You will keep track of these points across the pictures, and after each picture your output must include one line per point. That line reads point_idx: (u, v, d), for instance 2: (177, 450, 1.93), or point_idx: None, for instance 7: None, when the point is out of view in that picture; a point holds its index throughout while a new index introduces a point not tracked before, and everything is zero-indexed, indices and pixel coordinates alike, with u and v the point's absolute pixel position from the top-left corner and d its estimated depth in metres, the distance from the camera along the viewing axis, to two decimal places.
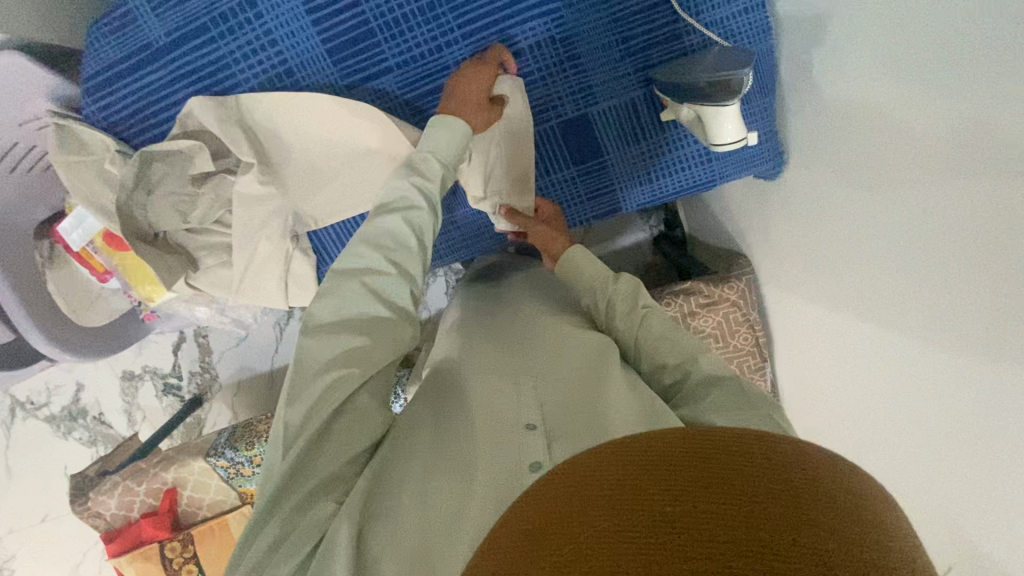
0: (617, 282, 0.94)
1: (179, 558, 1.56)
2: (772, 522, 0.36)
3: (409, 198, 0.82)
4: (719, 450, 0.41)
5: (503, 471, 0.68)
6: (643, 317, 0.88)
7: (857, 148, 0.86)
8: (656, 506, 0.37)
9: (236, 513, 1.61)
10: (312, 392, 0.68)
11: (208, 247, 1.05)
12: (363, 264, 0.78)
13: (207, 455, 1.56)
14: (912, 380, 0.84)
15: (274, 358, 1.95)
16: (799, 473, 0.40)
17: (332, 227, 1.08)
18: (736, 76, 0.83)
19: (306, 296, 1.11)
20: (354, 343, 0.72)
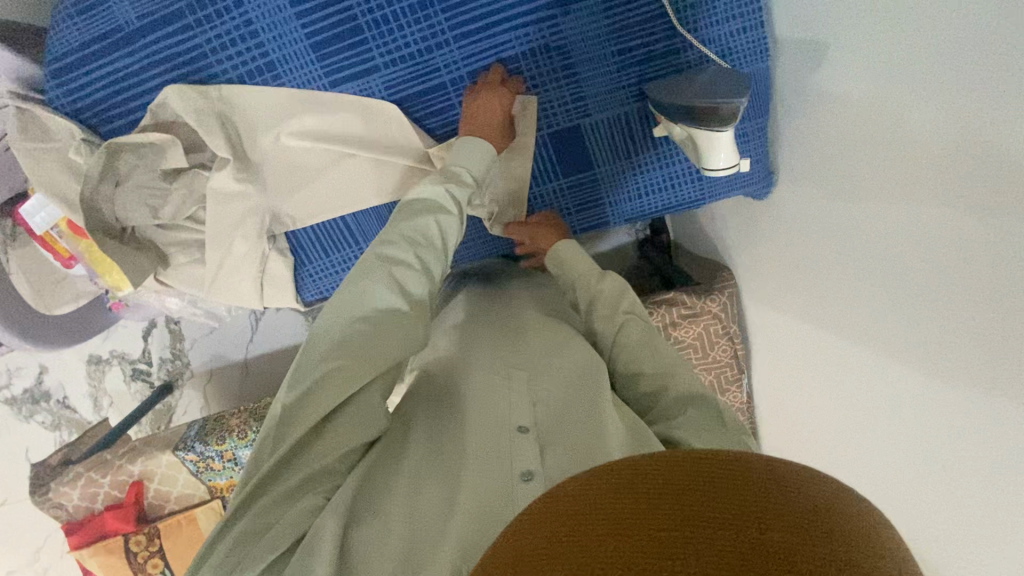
0: (603, 280, 0.93)
1: (145, 552, 1.53)
2: (764, 542, 0.38)
3: (441, 203, 0.81)
4: (717, 472, 0.44)
5: (494, 473, 0.67)
6: (624, 323, 0.88)
7: (847, 177, 0.86)
8: (656, 526, 0.40)
9: (205, 507, 1.57)
10: (317, 376, 0.65)
11: (180, 242, 1.00)
12: (391, 253, 0.74)
13: (176, 448, 1.53)
14: (886, 408, 0.85)
15: (248, 348, 1.90)
16: (798, 493, 0.42)
17: (312, 228, 1.04)
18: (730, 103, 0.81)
19: (282, 297, 1.08)
20: (373, 331, 0.68)
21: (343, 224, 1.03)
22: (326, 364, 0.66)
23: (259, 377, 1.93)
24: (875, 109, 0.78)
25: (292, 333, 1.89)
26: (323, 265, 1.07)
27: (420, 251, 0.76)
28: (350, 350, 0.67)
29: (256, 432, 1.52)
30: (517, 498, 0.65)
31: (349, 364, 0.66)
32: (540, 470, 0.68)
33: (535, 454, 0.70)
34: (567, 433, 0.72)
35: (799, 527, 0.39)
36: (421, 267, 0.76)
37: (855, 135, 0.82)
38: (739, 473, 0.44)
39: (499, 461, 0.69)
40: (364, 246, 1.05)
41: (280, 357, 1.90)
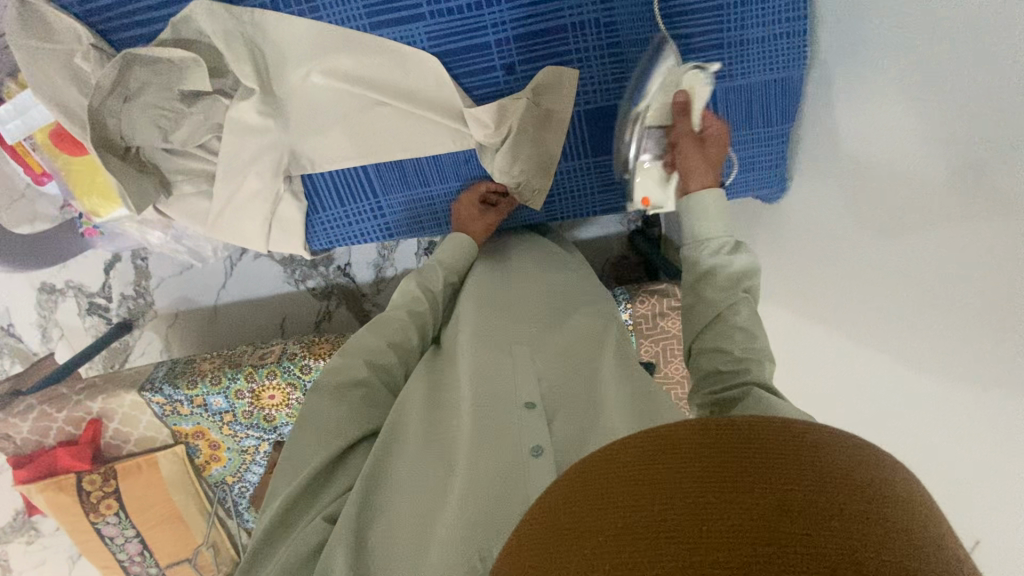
0: (732, 254, 0.73)
1: (98, 492, 1.47)
2: (808, 512, 0.34)
3: (418, 296, 0.93)
4: (752, 437, 0.39)
5: (501, 453, 0.67)
6: (736, 306, 0.72)
7: (851, 194, 0.89)
8: (685, 497, 0.36)
9: (168, 451, 1.52)
10: (304, 460, 0.72)
11: (186, 171, 0.95)
12: (368, 344, 0.85)
13: (141, 388, 1.45)
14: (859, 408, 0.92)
15: (220, 294, 1.82)
16: (839, 459, 0.38)
17: (330, 174, 1.00)
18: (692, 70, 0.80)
19: (288, 242, 1.04)
20: (354, 411, 0.78)
21: (362, 174, 1.01)
22: (310, 450, 0.72)
23: (230, 324, 1.86)
24: (888, 133, 0.81)
25: (269, 282, 1.81)
26: (337, 215, 1.05)
27: (395, 343, 0.87)
28: (326, 442, 0.74)
29: (230, 378, 1.47)
30: (529, 472, 0.64)
31: (325, 446, 0.73)
32: (549, 441, 0.68)
33: (544, 426, 0.69)
34: (572, 405, 0.73)
35: (838, 491, 0.36)
36: (397, 356, 0.86)
37: (865, 153, 0.85)
38: (778, 434, 0.39)
39: (503, 440, 0.68)
40: (382, 200, 1.04)
41: (254, 304, 1.84)
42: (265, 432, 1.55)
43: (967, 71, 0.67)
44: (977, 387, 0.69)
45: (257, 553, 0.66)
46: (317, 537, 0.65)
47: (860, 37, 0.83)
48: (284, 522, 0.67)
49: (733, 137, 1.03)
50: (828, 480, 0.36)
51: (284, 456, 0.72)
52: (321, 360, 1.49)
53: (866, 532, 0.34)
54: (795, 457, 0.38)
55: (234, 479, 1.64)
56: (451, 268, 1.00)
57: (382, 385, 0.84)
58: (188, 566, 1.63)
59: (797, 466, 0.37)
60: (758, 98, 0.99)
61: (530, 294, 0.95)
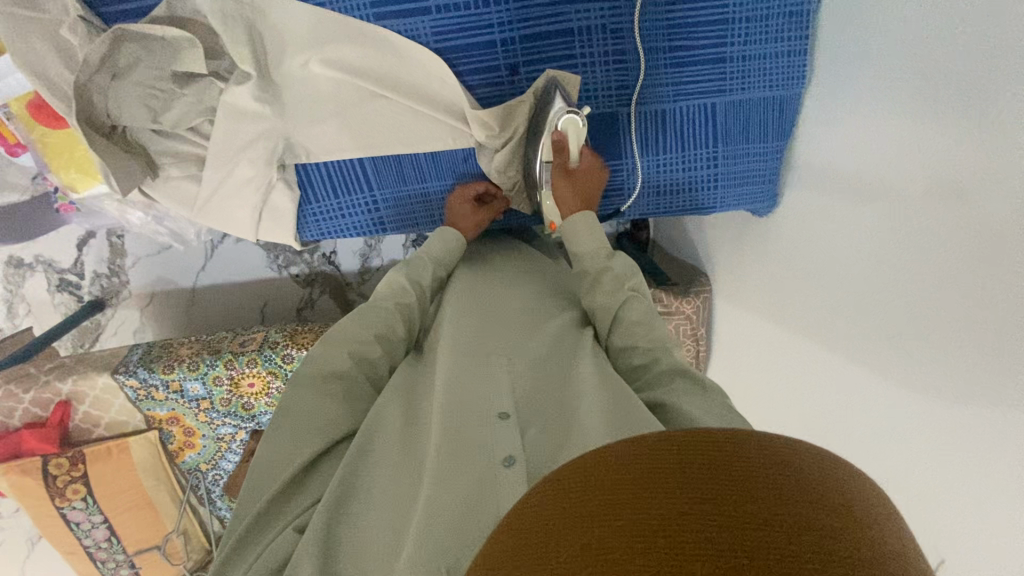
0: (610, 260, 0.88)
1: (65, 476, 1.42)
2: (769, 527, 0.35)
3: (407, 288, 0.93)
4: (720, 453, 0.40)
5: (471, 465, 0.65)
6: (627, 300, 0.83)
7: (839, 214, 0.92)
8: (649, 509, 0.36)
9: (140, 437, 1.48)
10: (279, 464, 0.71)
11: (175, 154, 0.92)
12: (354, 335, 0.84)
13: (115, 371, 1.41)
14: (839, 420, 0.95)
15: (199, 276, 1.77)
16: (802, 474, 0.39)
17: (326, 165, 0.98)
18: (569, 115, 0.85)
19: (279, 231, 1.02)
20: (333, 410, 0.77)
21: (357, 167, 0.99)
22: (283, 456, 0.72)
23: (208, 308, 1.81)
24: (874, 159, 0.83)
25: (249, 267, 1.77)
26: (329, 206, 1.03)
27: (382, 334, 0.86)
28: (303, 447, 0.73)
29: (209, 365, 1.44)
30: (500, 485, 0.63)
31: (301, 450, 0.72)
32: (522, 452, 0.66)
33: (517, 438, 0.68)
34: (547, 413, 0.72)
35: (798, 506, 0.36)
36: (382, 349, 0.85)
37: (852, 176, 0.88)
38: (744, 451, 0.40)
39: (477, 448, 0.67)
40: (376, 194, 1.02)
41: (234, 289, 1.80)
42: (243, 420, 1.53)
43: (953, 106, 0.69)
44: (951, 406, 0.73)
45: (227, 565, 0.64)
46: (286, 548, 0.63)
47: (858, 63, 0.85)
48: (256, 532, 0.66)
49: (729, 151, 1.04)
50: (793, 512, 0.36)
51: (255, 463, 0.71)
52: (304, 350, 1.46)
53: (824, 547, 0.35)
54: (758, 472, 0.38)
55: (208, 466, 1.61)
56: (439, 260, 0.99)
57: (369, 383, 0.84)
58: (157, 553, 1.60)
59: (762, 496, 0.37)
60: (757, 114, 1.00)
61: (512, 306, 0.95)
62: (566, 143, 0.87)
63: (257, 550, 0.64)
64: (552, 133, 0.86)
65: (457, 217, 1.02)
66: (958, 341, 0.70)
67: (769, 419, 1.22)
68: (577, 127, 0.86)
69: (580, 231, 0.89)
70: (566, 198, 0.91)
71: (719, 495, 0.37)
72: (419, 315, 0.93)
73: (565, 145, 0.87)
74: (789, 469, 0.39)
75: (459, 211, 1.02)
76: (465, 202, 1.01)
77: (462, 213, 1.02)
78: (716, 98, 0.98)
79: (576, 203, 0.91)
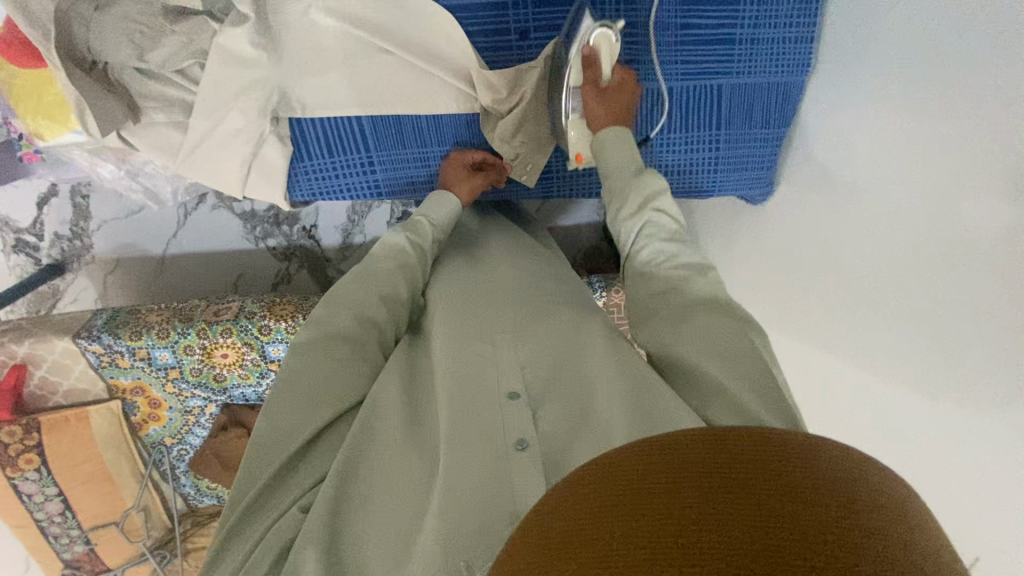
0: (635, 177, 0.83)
1: (17, 445, 1.34)
2: (815, 517, 0.34)
3: (404, 250, 0.90)
4: (761, 441, 0.39)
5: (482, 448, 0.65)
6: (648, 220, 0.80)
7: (858, 208, 0.95)
8: (691, 491, 0.36)
9: (101, 406, 1.41)
10: (280, 439, 0.69)
11: (161, 98, 0.88)
12: (359, 297, 0.82)
13: (76, 335, 1.33)
14: (857, 401, 0.98)
15: (169, 243, 1.65)
16: (842, 470, 0.38)
17: (321, 120, 0.95)
18: (601, 29, 0.82)
19: (269, 189, 0.98)
20: (336, 377, 0.74)
21: (355, 125, 0.96)
22: (285, 428, 0.70)
23: (178, 278, 1.70)
24: (890, 160, 0.88)
25: (224, 237, 1.67)
26: (323, 165, 1.00)
27: (386, 296, 0.84)
28: (305, 421, 0.70)
29: (180, 333, 1.37)
30: (512, 469, 0.63)
31: (304, 424, 0.70)
32: (534, 436, 0.66)
33: (528, 421, 0.68)
34: (558, 397, 0.72)
35: (842, 501, 0.35)
36: (387, 312, 0.83)
37: (873, 175, 0.92)
38: (785, 442, 0.39)
39: (488, 433, 0.67)
40: (372, 154, 1.00)
41: (206, 259, 1.69)
42: (214, 392, 1.47)
43: None
44: (968, 373, 0.77)
45: (228, 540, 0.64)
46: (291, 529, 0.63)
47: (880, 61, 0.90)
48: (258, 509, 0.66)
49: (731, 134, 1.08)
50: (841, 493, 0.36)
51: (255, 433, 0.69)
52: (282, 322, 1.40)
53: (867, 539, 0.34)
54: (800, 462, 0.38)
55: (173, 441, 1.54)
56: (439, 226, 0.96)
57: (376, 346, 0.81)
58: (115, 530, 1.51)
59: (817, 494, 0.35)
60: (760, 98, 1.05)
61: (517, 278, 0.92)
62: (596, 58, 0.84)
63: (262, 527, 0.64)
64: (583, 45, 0.82)
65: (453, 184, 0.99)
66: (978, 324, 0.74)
67: None
68: (609, 42, 0.83)
69: (609, 145, 0.85)
70: (596, 116, 0.87)
71: (767, 474, 0.36)
72: (421, 278, 0.91)
73: (595, 60, 0.84)
74: (829, 453, 0.39)
75: (454, 178, 0.99)
76: (461, 168, 0.99)
77: (457, 179, 0.99)
78: (723, 80, 1.03)
79: (608, 121, 0.87)
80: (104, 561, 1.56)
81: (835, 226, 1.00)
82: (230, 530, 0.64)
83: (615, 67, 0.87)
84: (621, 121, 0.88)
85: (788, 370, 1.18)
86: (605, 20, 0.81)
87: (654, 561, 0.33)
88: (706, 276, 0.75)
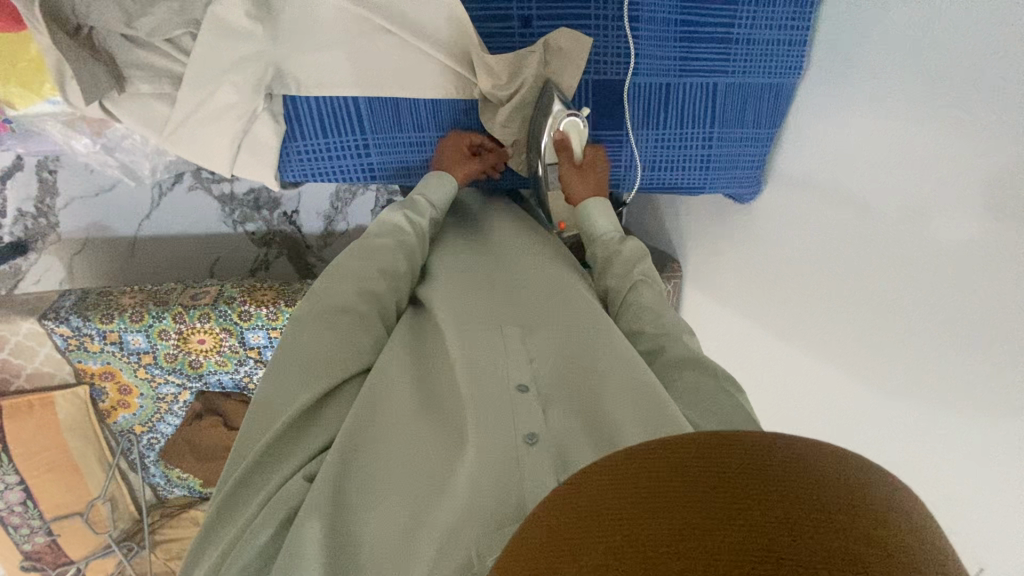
0: (623, 242, 0.91)
1: None
2: (845, 534, 0.34)
3: (400, 227, 0.91)
4: (796, 454, 0.38)
5: (494, 436, 0.65)
6: (636, 285, 0.86)
7: (843, 205, 0.99)
8: (729, 485, 0.36)
9: (67, 391, 1.34)
10: (282, 405, 0.68)
11: (147, 68, 0.85)
12: (362, 270, 0.84)
13: (43, 317, 1.26)
14: (842, 393, 1.02)
15: (143, 224, 1.56)
16: (872, 489, 0.38)
17: (316, 100, 0.93)
18: (570, 118, 0.93)
19: (259, 168, 0.96)
20: (339, 345, 0.75)
21: (351, 106, 0.94)
22: (288, 396, 0.69)
23: (153, 261, 1.62)
24: (885, 158, 0.91)
25: (200, 219, 1.60)
26: (317, 145, 0.97)
27: (387, 270, 0.86)
28: (308, 389, 0.70)
29: (155, 316, 1.32)
30: (523, 462, 0.63)
31: (305, 388, 0.69)
32: (543, 431, 0.67)
33: (537, 414, 0.68)
34: (566, 392, 0.73)
35: (873, 520, 0.35)
36: (387, 283, 0.85)
37: (851, 175, 0.98)
38: (818, 456, 0.39)
39: (500, 423, 0.67)
40: (369, 137, 0.98)
41: (181, 242, 1.62)
42: (189, 378, 1.42)
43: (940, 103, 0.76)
44: (961, 366, 0.81)
45: (224, 512, 0.63)
46: (296, 495, 0.63)
47: (869, 63, 0.93)
48: (257, 479, 0.64)
49: (724, 133, 1.10)
50: (872, 512, 0.36)
51: (259, 399, 0.68)
52: (263, 307, 1.36)
53: (892, 557, 0.34)
54: (833, 478, 0.37)
55: (144, 429, 1.48)
56: (437, 206, 0.97)
57: (377, 318, 0.82)
58: (80, 520, 1.46)
59: (847, 508, 0.35)
60: (753, 98, 1.08)
61: (524, 271, 0.93)
62: (568, 141, 0.94)
63: (259, 499, 0.62)
64: (555, 132, 0.93)
65: (446, 159, 0.98)
66: (968, 319, 0.80)
67: (754, 397, 1.27)
68: (578, 129, 0.94)
69: (596, 215, 0.95)
70: (578, 187, 0.98)
71: (792, 484, 0.36)
72: (418, 253, 0.92)
73: (567, 143, 0.95)
74: (865, 474, 0.39)
75: (449, 155, 0.98)
76: (461, 146, 0.98)
77: (453, 157, 0.98)
78: (718, 79, 1.05)
79: (587, 193, 0.97)
80: (67, 553, 1.50)
81: (822, 222, 1.04)
82: (226, 499, 0.63)
83: (588, 147, 0.98)
84: (598, 190, 0.98)
85: (768, 364, 1.21)
86: (571, 111, 0.92)
87: (689, 537, 0.34)
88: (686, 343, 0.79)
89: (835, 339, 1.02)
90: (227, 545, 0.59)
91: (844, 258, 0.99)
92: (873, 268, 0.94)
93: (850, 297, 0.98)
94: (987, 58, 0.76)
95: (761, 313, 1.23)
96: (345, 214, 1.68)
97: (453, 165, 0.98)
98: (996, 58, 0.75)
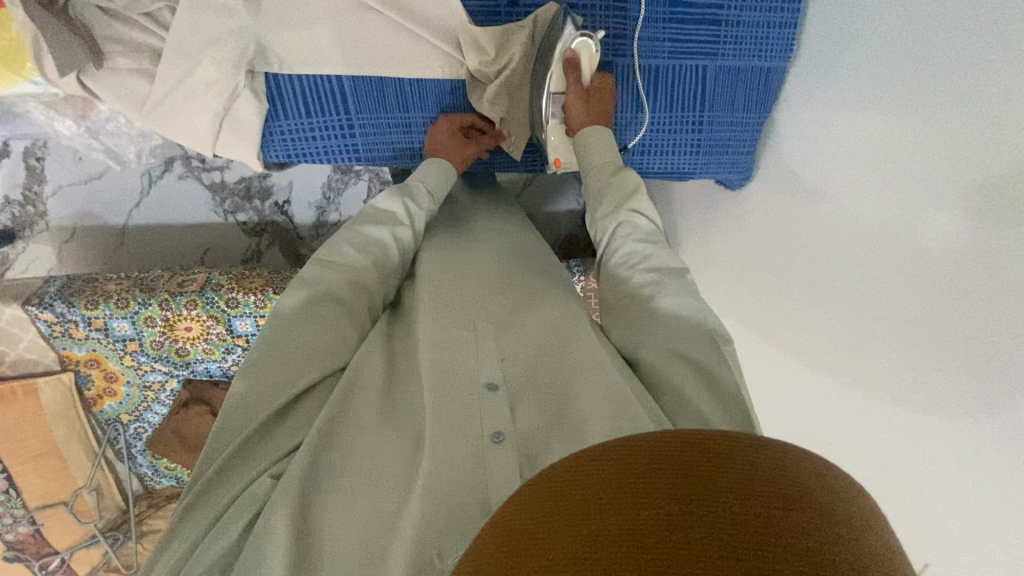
0: (614, 176, 0.89)
1: None
2: (786, 532, 0.33)
3: (396, 216, 0.90)
4: (747, 450, 0.38)
5: (460, 435, 0.64)
6: (624, 223, 0.85)
7: (831, 191, 0.98)
8: (682, 480, 0.35)
9: (51, 378, 1.33)
10: (258, 402, 0.68)
11: (126, 43, 0.84)
12: (350, 262, 0.83)
13: (26, 302, 1.25)
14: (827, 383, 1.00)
15: (131, 213, 1.55)
16: (823, 489, 0.37)
17: (299, 78, 0.92)
18: (583, 37, 0.89)
19: (242, 148, 0.94)
20: (317, 341, 0.74)
21: (335, 84, 0.93)
22: (262, 396, 0.68)
23: (141, 251, 1.60)
24: (871, 146, 0.90)
25: (189, 210, 1.59)
26: (301, 125, 0.96)
27: (380, 263, 0.86)
28: (284, 388, 0.70)
29: (141, 303, 1.31)
30: (487, 462, 0.62)
31: (285, 385, 0.70)
32: (510, 429, 0.66)
33: (506, 413, 0.68)
34: (538, 391, 0.72)
35: (820, 518, 0.34)
36: (378, 275, 0.85)
37: (840, 160, 0.96)
38: (773, 453, 0.38)
39: (467, 422, 0.66)
40: (353, 117, 0.97)
41: (170, 232, 1.60)
42: (175, 367, 1.41)
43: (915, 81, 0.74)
44: (935, 356, 0.79)
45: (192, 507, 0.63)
46: (262, 495, 0.62)
47: (857, 50, 0.92)
48: (225, 477, 0.64)
49: (714, 117, 1.09)
50: (819, 508, 0.35)
51: (232, 394, 0.67)
52: (250, 295, 1.35)
53: (836, 556, 0.33)
54: (783, 475, 0.36)
55: (130, 418, 1.47)
56: (437, 196, 0.96)
57: (367, 311, 0.83)
58: (64, 509, 1.44)
59: (794, 503, 0.35)
60: (743, 82, 1.07)
61: (504, 270, 0.92)
62: (578, 62, 0.91)
63: (227, 496, 0.62)
64: (566, 50, 0.90)
65: (440, 145, 0.97)
66: (945, 312, 0.78)
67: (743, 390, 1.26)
68: (590, 50, 0.90)
69: (592, 144, 0.91)
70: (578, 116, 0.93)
71: (740, 481, 0.35)
72: (411, 250, 0.93)
73: (577, 64, 0.91)
74: (820, 471, 0.38)
75: (443, 141, 0.97)
76: (455, 131, 0.97)
77: (447, 143, 0.97)
78: (708, 61, 1.04)
79: (587, 122, 0.93)
80: (51, 544, 1.48)
81: (812, 209, 1.02)
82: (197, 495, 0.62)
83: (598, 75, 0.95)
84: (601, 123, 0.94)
85: (754, 355, 1.20)
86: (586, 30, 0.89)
87: (636, 537, 0.33)
88: (679, 280, 0.77)
89: (816, 330, 1.01)
90: (191, 542, 0.59)
91: (832, 246, 0.98)
92: (861, 255, 0.92)
93: (832, 287, 0.97)
94: (970, 36, 0.74)
95: (749, 304, 1.22)
96: (337, 205, 1.67)
97: (448, 152, 0.98)
98: (980, 35, 0.73)
